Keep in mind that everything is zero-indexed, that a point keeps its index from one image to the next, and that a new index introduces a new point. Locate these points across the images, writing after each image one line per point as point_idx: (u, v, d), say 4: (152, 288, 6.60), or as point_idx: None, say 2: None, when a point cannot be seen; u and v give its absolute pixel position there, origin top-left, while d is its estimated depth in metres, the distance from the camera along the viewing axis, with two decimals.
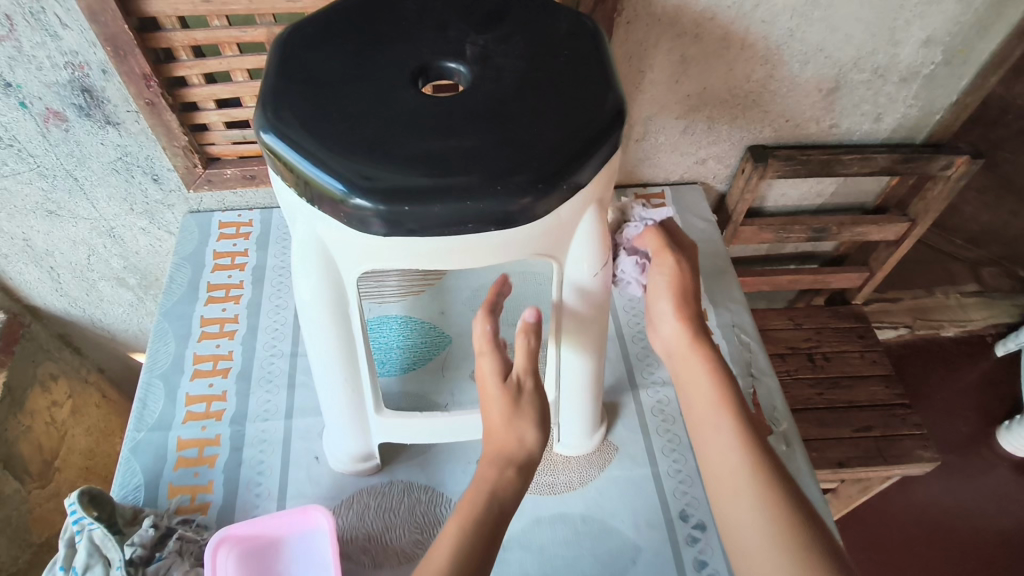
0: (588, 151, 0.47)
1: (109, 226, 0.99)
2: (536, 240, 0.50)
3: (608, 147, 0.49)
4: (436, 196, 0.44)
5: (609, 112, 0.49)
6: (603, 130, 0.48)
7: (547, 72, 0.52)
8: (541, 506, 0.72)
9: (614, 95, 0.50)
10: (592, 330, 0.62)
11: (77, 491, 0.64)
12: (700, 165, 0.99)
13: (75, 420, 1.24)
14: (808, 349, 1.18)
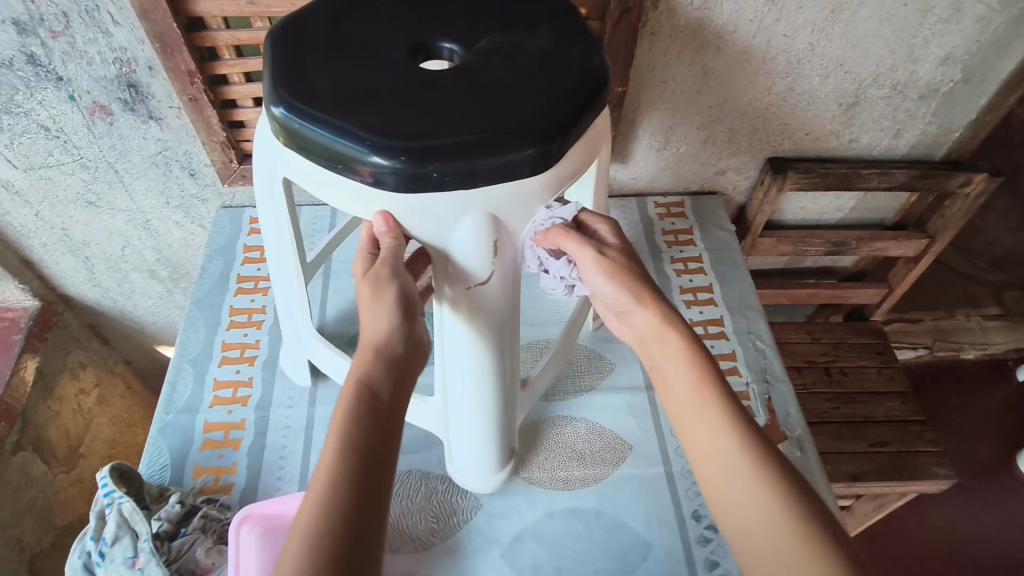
0: (496, 155, 0.49)
1: (145, 219, 1.03)
2: (419, 216, 0.52)
3: (523, 160, 0.50)
4: (333, 135, 0.49)
5: (545, 127, 0.50)
6: (523, 141, 0.49)
7: (522, 78, 0.53)
8: (555, 499, 0.73)
9: (566, 117, 0.51)
10: (475, 312, 0.59)
11: (109, 466, 0.67)
12: (719, 175, 1.01)
13: (100, 409, 1.28)
14: (825, 362, 1.19)
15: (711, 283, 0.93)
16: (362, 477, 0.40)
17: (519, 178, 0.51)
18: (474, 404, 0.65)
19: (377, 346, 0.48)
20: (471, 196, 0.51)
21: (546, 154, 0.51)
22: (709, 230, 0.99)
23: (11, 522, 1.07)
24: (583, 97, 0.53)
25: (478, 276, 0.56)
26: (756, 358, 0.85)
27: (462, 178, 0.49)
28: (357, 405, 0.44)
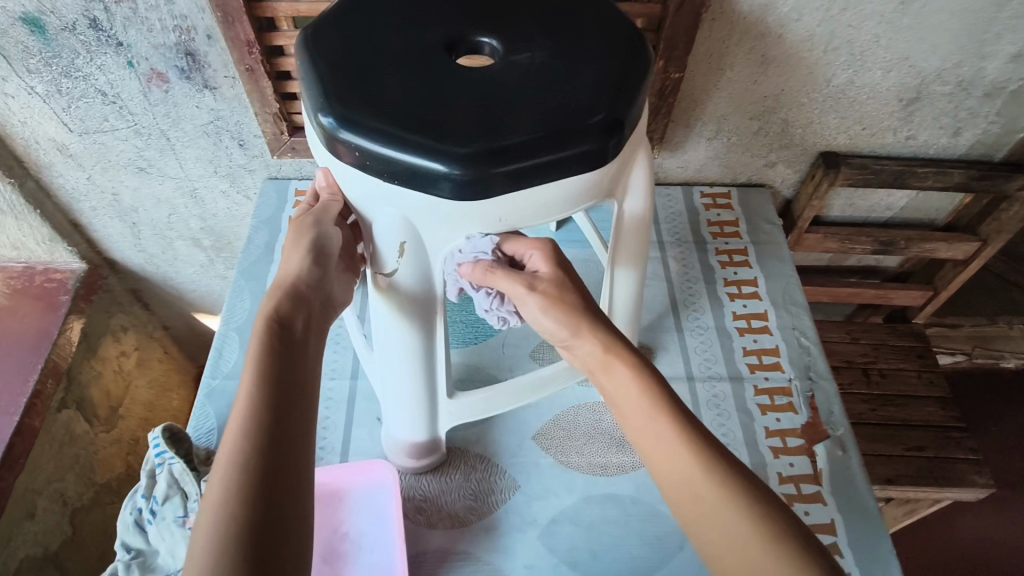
0: (410, 156, 0.45)
1: (192, 187, 1.04)
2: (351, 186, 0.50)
3: (439, 176, 0.45)
4: (310, 77, 0.49)
5: (483, 152, 0.44)
6: (445, 155, 0.44)
7: (519, 91, 0.48)
8: (593, 484, 0.73)
9: (521, 152, 0.45)
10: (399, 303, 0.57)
11: (162, 426, 0.69)
12: (769, 168, 0.99)
13: (140, 373, 1.30)
14: (863, 364, 1.17)
15: (756, 277, 0.91)
16: (277, 396, 0.41)
17: (432, 192, 0.46)
18: (396, 385, 0.64)
19: (285, 287, 0.50)
20: (387, 191, 0.48)
21: (469, 179, 0.45)
22: (756, 223, 0.97)
23: (54, 477, 1.09)
24: (561, 140, 0.46)
25: (383, 266, 0.55)
26: (799, 354, 0.84)
27: (379, 166, 0.46)
28: (272, 335, 0.44)
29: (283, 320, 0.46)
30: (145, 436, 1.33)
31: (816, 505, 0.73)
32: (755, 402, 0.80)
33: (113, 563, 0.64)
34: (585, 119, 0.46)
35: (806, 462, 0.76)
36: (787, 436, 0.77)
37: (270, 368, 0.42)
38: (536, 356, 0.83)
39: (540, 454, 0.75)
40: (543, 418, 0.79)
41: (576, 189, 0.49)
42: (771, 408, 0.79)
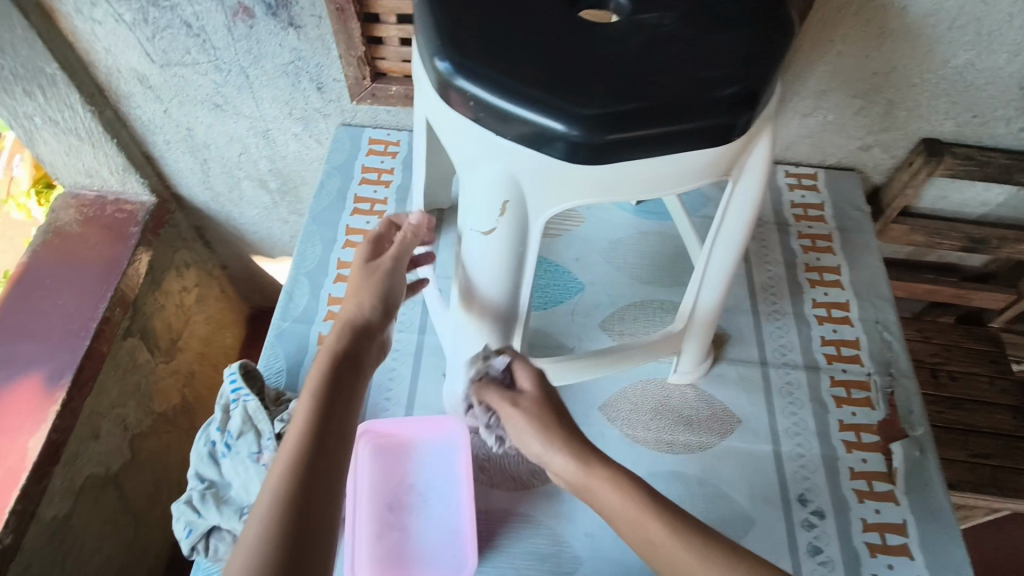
0: (526, 111, 0.40)
1: (265, 127, 1.03)
2: (456, 136, 0.45)
3: (554, 136, 0.40)
4: (427, 19, 0.45)
5: (607, 116, 0.40)
6: (565, 114, 0.40)
7: (652, 50, 0.43)
8: (658, 461, 0.73)
9: (646, 120, 0.40)
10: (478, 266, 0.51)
11: (237, 363, 0.70)
12: (862, 151, 0.93)
13: (197, 308, 1.33)
14: (932, 364, 1.13)
15: (839, 265, 0.87)
16: (324, 425, 0.47)
17: (543, 153, 0.42)
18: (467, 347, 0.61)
19: (350, 322, 0.56)
20: (495, 145, 0.43)
21: (587, 144, 0.41)
22: (844, 209, 0.92)
23: (117, 402, 1.10)
24: (692, 111, 0.41)
25: (482, 226, 0.47)
26: (881, 348, 0.80)
27: (491, 119, 0.42)
28: (329, 370, 0.51)
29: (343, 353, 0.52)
30: (200, 369, 1.36)
31: (888, 504, 0.71)
32: (831, 394, 0.77)
33: (186, 491, 0.65)
34: (721, 89, 0.42)
35: (881, 459, 0.73)
36: (862, 431, 0.75)
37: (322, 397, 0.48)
38: (605, 326, 0.81)
39: (607, 426, 0.75)
40: (610, 390, 0.78)
41: (694, 163, 0.45)
42: (847, 402, 0.76)
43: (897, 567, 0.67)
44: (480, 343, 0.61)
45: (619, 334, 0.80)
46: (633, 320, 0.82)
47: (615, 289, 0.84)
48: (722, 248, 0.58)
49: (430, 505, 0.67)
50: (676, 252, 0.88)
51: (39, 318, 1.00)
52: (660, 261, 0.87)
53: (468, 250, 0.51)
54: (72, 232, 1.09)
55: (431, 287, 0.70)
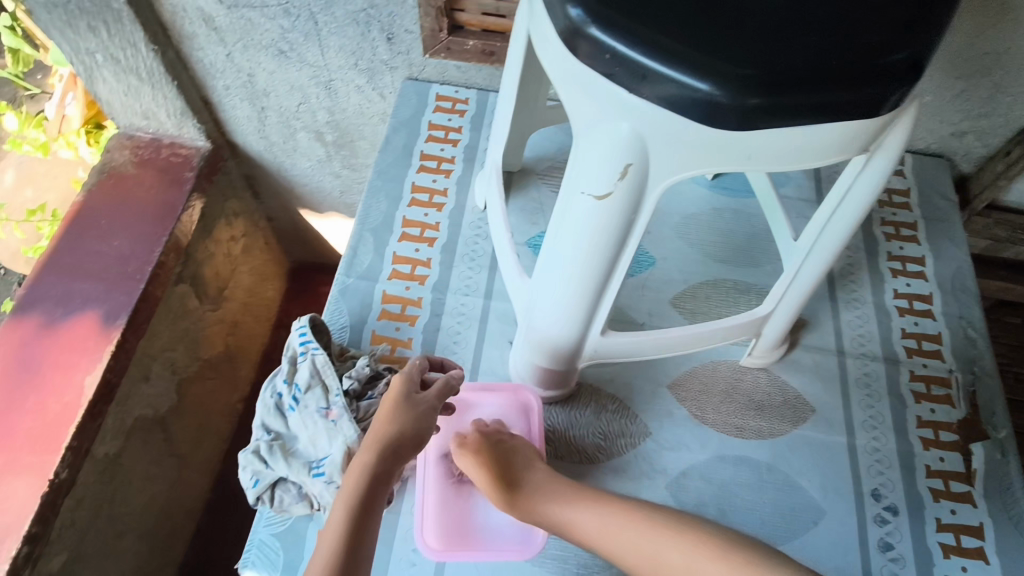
0: (669, 70, 0.37)
1: (328, 77, 0.98)
2: (577, 88, 0.42)
3: (697, 98, 0.37)
4: None
5: (758, 80, 0.37)
6: (713, 74, 0.37)
7: (806, 8, 0.40)
8: (727, 444, 0.71)
9: (799, 86, 0.37)
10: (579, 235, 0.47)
11: (307, 316, 0.69)
12: (955, 137, 0.88)
13: (244, 259, 1.28)
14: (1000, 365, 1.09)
15: (924, 256, 0.83)
16: (350, 552, 0.47)
17: (681, 115, 0.39)
18: (547, 318, 0.58)
19: (387, 424, 0.55)
20: (625, 104, 0.39)
21: (732, 108, 0.38)
22: (931, 197, 0.88)
23: (166, 346, 1.03)
24: (847, 79, 0.38)
25: (595, 191, 0.43)
26: (965, 345, 0.77)
27: (627, 76, 0.39)
28: (360, 488, 0.51)
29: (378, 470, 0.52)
30: (243, 320, 1.29)
31: (965, 504, 0.68)
32: (909, 388, 0.74)
33: (253, 442, 0.65)
34: (884, 55, 0.38)
35: (958, 459, 0.70)
36: (940, 429, 0.72)
37: (349, 518, 0.49)
38: (677, 304, 0.79)
39: (675, 405, 0.73)
40: (679, 368, 0.75)
41: (836, 139, 0.41)
42: (926, 398, 0.74)
43: (971, 569, 0.64)
44: (562, 318, 0.57)
45: (691, 312, 0.78)
46: (706, 299, 0.79)
47: (688, 266, 0.82)
48: (832, 231, 0.54)
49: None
50: (753, 232, 0.85)
51: (94, 257, 0.92)
52: (735, 240, 0.84)
53: (568, 217, 0.47)
54: (127, 174, 1.00)
55: (509, 255, 0.66)
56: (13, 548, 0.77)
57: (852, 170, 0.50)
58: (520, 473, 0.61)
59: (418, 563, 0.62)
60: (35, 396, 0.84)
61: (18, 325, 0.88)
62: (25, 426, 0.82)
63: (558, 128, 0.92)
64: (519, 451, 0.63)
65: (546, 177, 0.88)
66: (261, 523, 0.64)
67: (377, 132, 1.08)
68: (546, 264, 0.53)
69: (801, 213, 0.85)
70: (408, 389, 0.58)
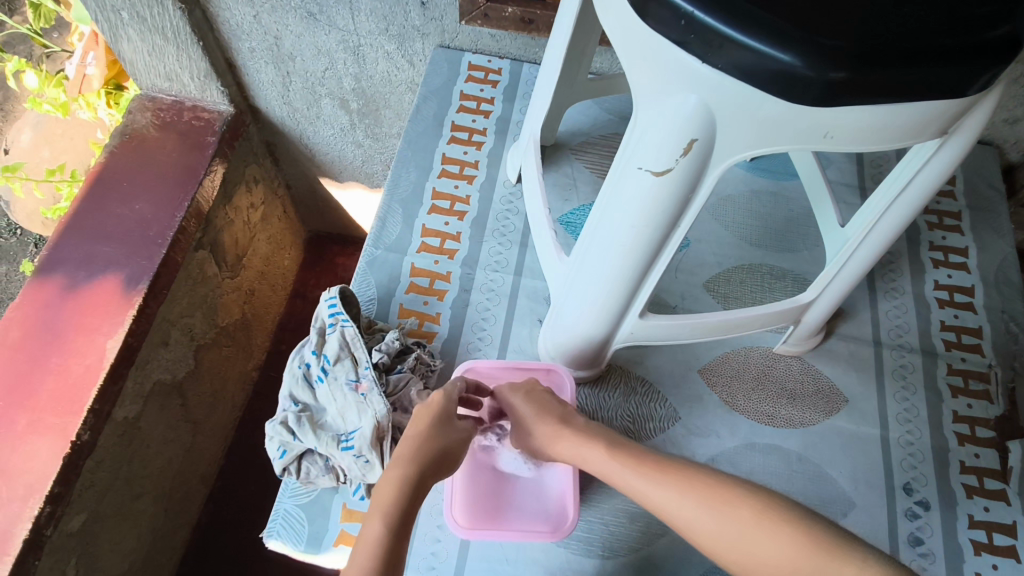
0: (751, 39, 0.35)
1: (356, 43, 0.94)
2: (643, 58, 0.40)
3: (777, 69, 0.35)
4: None
5: (845, 52, 0.35)
6: (798, 45, 0.34)
7: None
8: (757, 432, 0.69)
9: (891, 60, 0.35)
10: (630, 214, 0.45)
11: (337, 287, 0.67)
12: (1005, 125, 0.87)
13: (263, 227, 1.25)
14: None
15: (967, 247, 0.82)
16: (387, 561, 0.45)
17: (756, 88, 0.36)
18: (588, 297, 0.56)
19: (422, 440, 0.54)
20: (695, 75, 0.37)
21: (816, 82, 0.35)
22: (977, 185, 0.87)
23: (185, 312, 1.02)
24: (940, 55, 0.36)
25: (655, 166, 0.41)
26: (1004, 339, 0.76)
27: (700, 44, 0.36)
28: (398, 497, 0.49)
29: (413, 478, 0.51)
30: (259, 289, 1.27)
31: (999, 502, 0.67)
32: (946, 382, 0.73)
33: (280, 413, 0.64)
34: (983, 31, 0.36)
35: (994, 455, 0.69)
36: (977, 425, 0.71)
37: (389, 524, 0.47)
38: (710, 287, 0.77)
39: (706, 390, 0.71)
40: (711, 353, 0.74)
41: (916, 118, 0.39)
42: (963, 393, 0.72)
43: (1002, 568, 0.63)
44: (603, 298, 0.55)
45: (724, 296, 0.76)
46: (741, 283, 0.77)
47: (723, 249, 0.80)
48: (889, 220, 0.52)
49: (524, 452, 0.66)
50: (790, 216, 0.83)
51: (116, 221, 0.91)
52: (772, 224, 0.82)
53: (620, 193, 0.45)
54: (148, 136, 0.98)
55: (546, 232, 0.65)
56: (35, 507, 0.77)
57: (919, 156, 0.48)
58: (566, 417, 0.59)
59: (443, 540, 0.62)
60: (58, 356, 0.84)
61: (43, 286, 0.87)
62: (47, 385, 0.82)
63: (594, 102, 0.90)
64: (561, 400, 0.62)
65: (579, 153, 0.86)
66: (286, 493, 0.63)
67: (404, 100, 1.05)
68: (589, 244, 0.52)
69: (844, 199, 0.84)
70: (444, 411, 0.58)
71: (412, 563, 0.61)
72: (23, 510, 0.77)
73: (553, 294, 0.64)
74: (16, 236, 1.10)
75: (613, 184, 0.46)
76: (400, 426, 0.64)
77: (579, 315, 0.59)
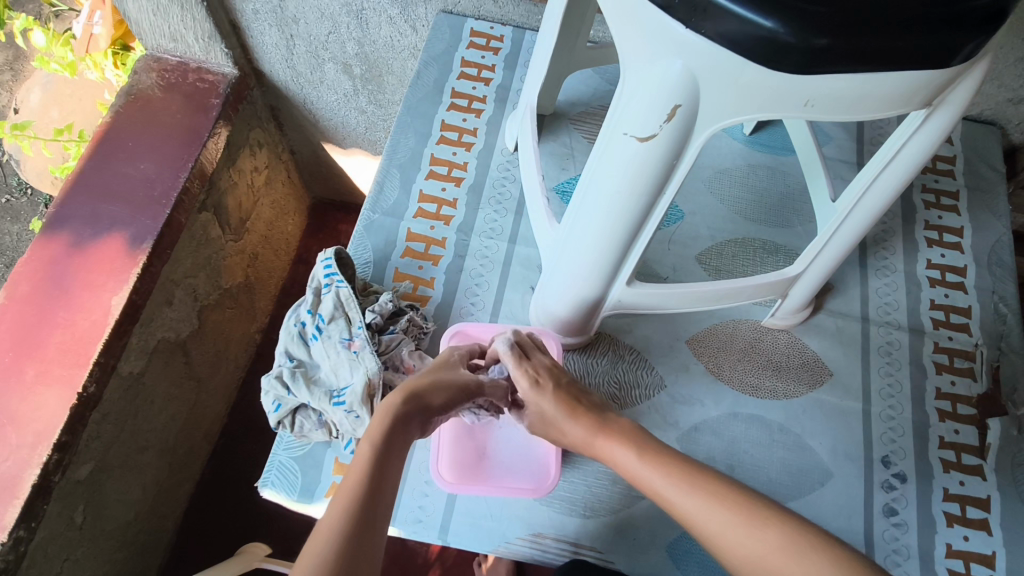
0: (736, 5, 0.35)
1: (359, 6, 0.93)
2: (632, 24, 0.40)
3: (761, 36, 0.36)
4: None
5: (828, 18, 0.35)
6: (780, 10, 0.35)
7: None
8: (741, 402, 0.71)
9: (873, 27, 0.35)
10: (616, 178, 0.46)
11: (332, 249, 0.69)
12: (1010, 105, 0.86)
13: (266, 191, 1.25)
14: None
15: (962, 227, 0.83)
16: (374, 490, 0.46)
17: (740, 55, 0.37)
18: (578, 261, 0.57)
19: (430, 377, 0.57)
20: (681, 40, 0.38)
21: (798, 50, 0.36)
22: (977, 165, 0.87)
23: (189, 272, 1.03)
24: (923, 23, 0.36)
25: (639, 132, 0.42)
26: (993, 320, 0.77)
27: (686, 9, 0.37)
28: (387, 421, 0.51)
29: (405, 413, 0.53)
30: (262, 252, 1.28)
31: (975, 477, 0.68)
32: (931, 359, 0.74)
33: (275, 367, 0.66)
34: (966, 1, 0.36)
35: (974, 432, 0.70)
36: (959, 402, 0.72)
37: (374, 452, 0.49)
38: (702, 260, 0.78)
39: (692, 360, 0.73)
40: (699, 324, 0.75)
41: (899, 88, 0.39)
42: (947, 369, 0.73)
43: (973, 539, 0.65)
44: (589, 265, 0.56)
45: (716, 269, 0.77)
46: (733, 257, 0.78)
47: (716, 222, 0.80)
48: (875, 194, 0.53)
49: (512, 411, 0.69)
50: (786, 191, 0.83)
51: (120, 180, 0.92)
52: (767, 199, 0.82)
53: (606, 158, 0.46)
54: (154, 97, 0.98)
55: (539, 200, 0.65)
56: (44, 454, 0.80)
57: (906, 128, 0.48)
58: (609, 424, 0.57)
59: (431, 495, 0.64)
60: (64, 311, 0.85)
61: (50, 243, 0.88)
62: (55, 338, 0.84)
63: (595, 72, 0.90)
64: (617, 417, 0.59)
65: (578, 123, 0.86)
66: (281, 446, 0.66)
67: (406, 67, 1.05)
68: (582, 208, 0.52)
69: (840, 174, 0.84)
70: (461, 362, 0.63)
71: (401, 515, 0.63)
72: (32, 456, 0.80)
73: (544, 262, 0.65)
74: (26, 194, 1.11)
75: (602, 149, 0.46)
76: (391, 384, 0.65)
77: (566, 281, 0.60)
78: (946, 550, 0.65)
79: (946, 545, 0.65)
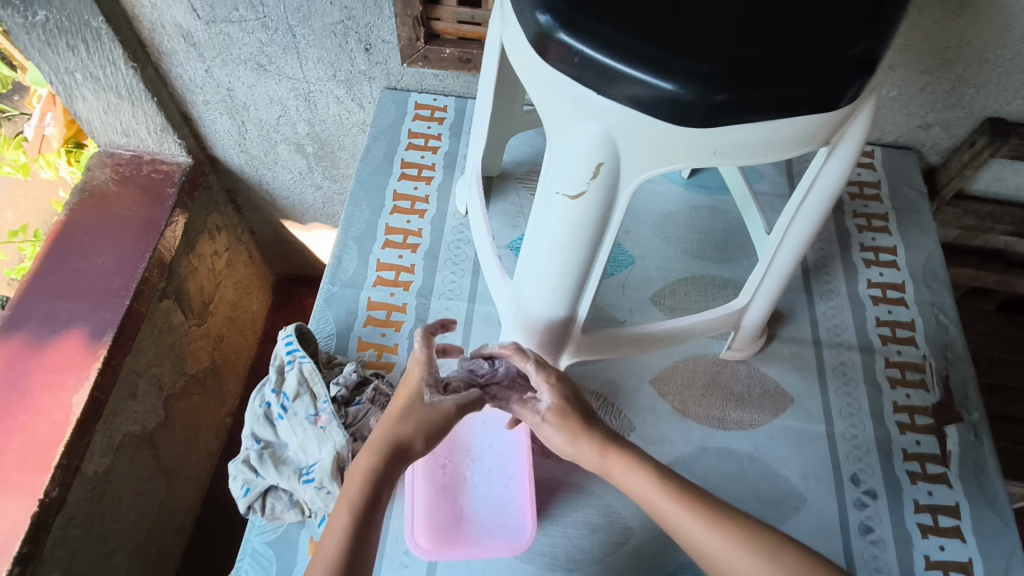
0: (636, 71, 0.39)
1: (307, 90, 0.97)
2: (549, 95, 0.43)
3: (665, 97, 0.39)
4: None
5: (721, 77, 0.39)
6: (678, 74, 0.38)
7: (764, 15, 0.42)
8: (709, 436, 0.72)
9: (763, 81, 0.39)
10: (555, 235, 0.48)
11: (294, 326, 0.70)
12: (922, 129, 0.93)
13: (228, 273, 1.25)
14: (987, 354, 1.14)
15: (895, 246, 0.87)
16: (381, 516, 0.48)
17: (650, 115, 0.40)
18: (530, 315, 0.58)
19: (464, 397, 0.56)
20: (595, 105, 0.41)
21: (699, 105, 0.39)
22: (900, 187, 0.93)
23: (153, 362, 1.02)
24: (805, 73, 0.40)
25: (568, 190, 0.44)
26: (937, 331, 0.80)
27: (596, 78, 0.40)
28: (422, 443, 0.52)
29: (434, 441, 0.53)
30: (227, 334, 1.27)
31: (941, 486, 0.70)
32: (885, 375, 0.77)
33: (242, 451, 0.65)
34: (841, 50, 0.41)
35: (934, 441, 0.72)
36: (916, 413, 0.74)
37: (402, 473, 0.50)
38: (657, 300, 0.80)
39: (658, 400, 0.74)
40: (660, 364, 0.77)
41: (797, 131, 0.43)
42: (901, 383, 0.76)
43: (949, 549, 0.66)
44: (544, 317, 0.58)
45: (671, 308, 0.80)
46: (685, 295, 0.81)
47: (666, 263, 0.84)
48: (799, 224, 0.56)
49: (485, 458, 0.70)
50: (729, 227, 0.87)
51: (79, 276, 0.92)
52: (711, 237, 0.86)
53: (543, 216, 0.48)
54: (108, 192, 0.99)
55: (491, 259, 0.68)
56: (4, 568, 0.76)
57: (815, 163, 0.52)
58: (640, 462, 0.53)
59: (410, 565, 0.63)
60: (22, 414, 0.83)
61: (5, 346, 0.87)
62: (14, 445, 0.82)
63: (536, 133, 0.94)
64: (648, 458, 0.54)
65: (525, 181, 0.90)
66: (253, 532, 0.64)
67: (358, 141, 1.08)
68: (529, 264, 0.54)
69: (775, 208, 0.88)
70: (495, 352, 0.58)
71: None
72: None
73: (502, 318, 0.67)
74: None
75: (538, 211, 0.49)
76: None
77: (518, 334, 0.63)
78: (925, 561, 0.65)
79: (924, 557, 0.66)
